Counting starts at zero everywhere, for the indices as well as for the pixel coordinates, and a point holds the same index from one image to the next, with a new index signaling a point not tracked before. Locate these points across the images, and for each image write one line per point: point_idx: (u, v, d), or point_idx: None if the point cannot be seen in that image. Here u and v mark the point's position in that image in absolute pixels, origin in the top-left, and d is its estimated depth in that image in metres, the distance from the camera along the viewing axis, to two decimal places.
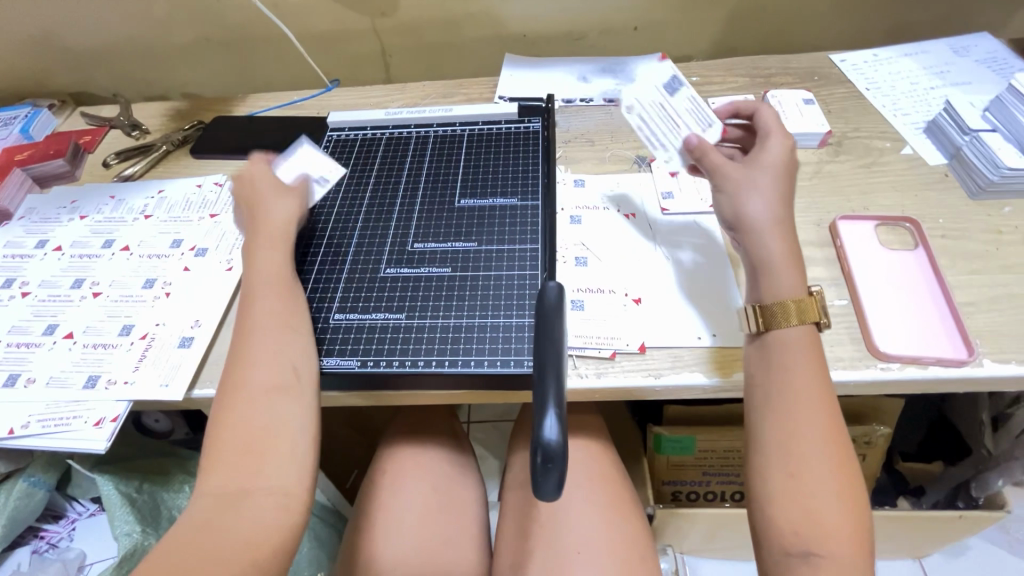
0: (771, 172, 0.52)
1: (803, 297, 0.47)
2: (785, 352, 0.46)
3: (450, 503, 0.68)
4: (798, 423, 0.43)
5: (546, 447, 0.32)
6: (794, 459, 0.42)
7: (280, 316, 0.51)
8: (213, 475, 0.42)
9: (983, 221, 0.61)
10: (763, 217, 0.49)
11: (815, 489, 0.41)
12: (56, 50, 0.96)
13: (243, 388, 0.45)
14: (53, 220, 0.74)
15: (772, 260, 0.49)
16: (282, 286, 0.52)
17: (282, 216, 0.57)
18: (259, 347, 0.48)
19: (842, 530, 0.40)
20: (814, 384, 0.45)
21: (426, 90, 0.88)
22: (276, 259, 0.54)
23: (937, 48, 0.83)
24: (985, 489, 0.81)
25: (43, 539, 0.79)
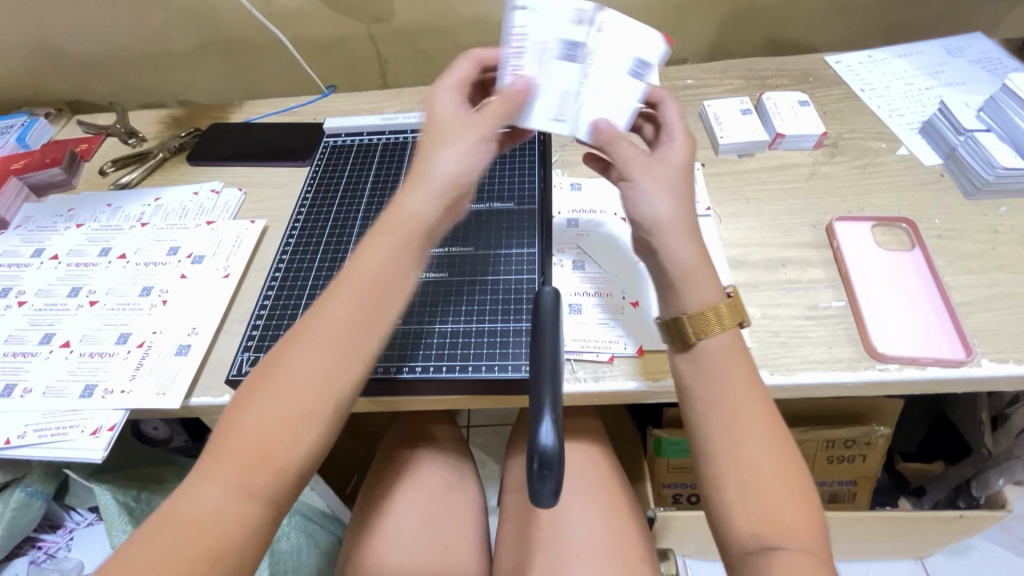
0: (676, 171, 0.48)
1: (723, 302, 0.44)
2: (714, 358, 0.43)
3: (449, 509, 0.67)
4: (735, 420, 0.41)
5: (542, 453, 0.32)
6: (737, 457, 0.40)
7: (352, 339, 0.40)
8: (200, 480, 0.36)
9: (980, 220, 0.61)
10: (665, 214, 0.46)
11: (762, 484, 0.39)
12: (53, 59, 0.96)
13: (277, 398, 0.37)
14: (49, 228, 0.73)
15: (683, 263, 0.45)
16: (373, 299, 0.41)
17: (421, 204, 0.44)
18: (308, 360, 0.39)
19: (798, 521, 0.38)
20: (744, 381, 0.42)
21: (422, 95, 0.88)
22: (388, 255, 0.42)
23: (932, 49, 0.83)
24: (986, 488, 0.81)
25: (41, 549, 0.79)
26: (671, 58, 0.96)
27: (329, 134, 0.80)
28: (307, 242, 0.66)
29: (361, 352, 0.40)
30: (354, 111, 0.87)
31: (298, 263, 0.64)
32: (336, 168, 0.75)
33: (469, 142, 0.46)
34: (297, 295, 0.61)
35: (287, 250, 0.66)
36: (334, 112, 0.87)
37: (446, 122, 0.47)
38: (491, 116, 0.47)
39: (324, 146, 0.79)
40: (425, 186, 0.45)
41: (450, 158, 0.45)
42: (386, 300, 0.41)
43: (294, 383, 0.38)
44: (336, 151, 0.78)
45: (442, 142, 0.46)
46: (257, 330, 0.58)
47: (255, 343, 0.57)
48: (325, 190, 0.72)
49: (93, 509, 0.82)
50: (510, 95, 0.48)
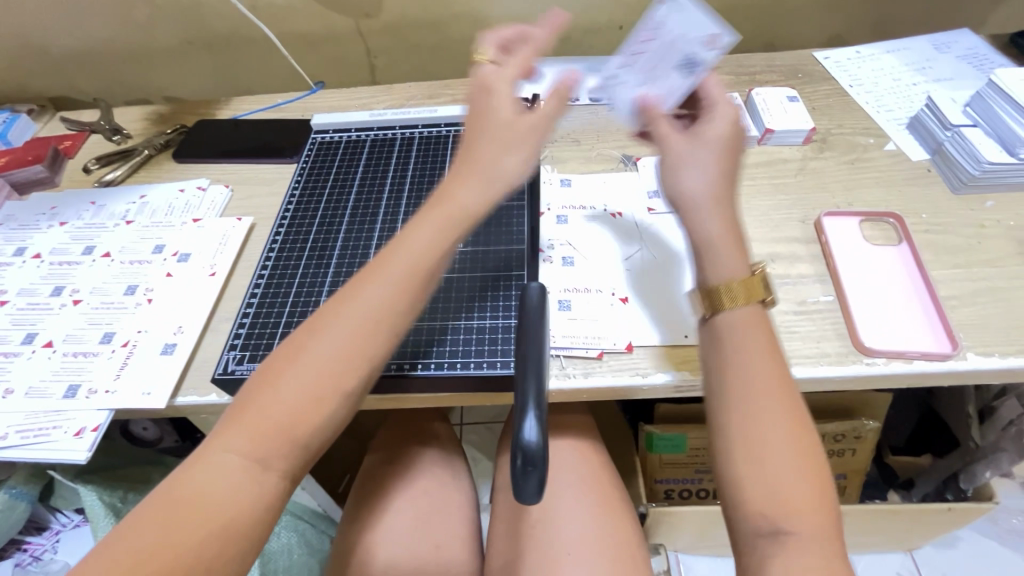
0: (713, 144, 0.49)
1: (746, 275, 0.44)
2: (733, 321, 0.43)
3: (441, 507, 0.67)
4: (751, 397, 0.40)
5: (525, 450, 0.32)
6: (751, 436, 0.39)
7: (387, 312, 0.42)
8: (222, 441, 0.38)
9: (967, 215, 0.61)
10: (699, 189, 0.47)
11: (777, 466, 0.38)
12: (36, 54, 0.95)
13: (313, 368, 0.40)
14: (32, 226, 0.72)
15: (710, 237, 0.46)
16: (413, 284, 0.43)
17: (469, 196, 0.47)
18: (338, 330, 0.41)
19: (811, 506, 0.37)
20: (763, 356, 0.42)
21: (412, 91, 0.87)
22: (434, 237, 0.45)
23: (919, 44, 0.84)
24: (974, 480, 0.82)
25: (26, 551, 0.79)
26: None
27: (317, 130, 0.80)
28: (296, 239, 0.66)
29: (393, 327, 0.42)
30: (343, 107, 0.86)
31: (285, 260, 0.63)
32: (324, 164, 0.74)
33: (520, 146, 0.48)
34: (285, 292, 0.60)
35: (274, 247, 0.65)
36: (322, 109, 0.86)
37: (499, 117, 0.49)
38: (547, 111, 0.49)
39: (311, 142, 0.78)
40: (471, 178, 0.48)
41: (505, 161, 0.48)
42: (424, 279, 0.44)
43: (325, 350, 0.40)
44: (324, 147, 0.77)
45: (498, 141, 0.48)
46: (243, 329, 0.57)
47: (241, 341, 0.56)
48: (313, 187, 0.72)
49: (80, 511, 0.81)
50: (560, 96, 0.50)
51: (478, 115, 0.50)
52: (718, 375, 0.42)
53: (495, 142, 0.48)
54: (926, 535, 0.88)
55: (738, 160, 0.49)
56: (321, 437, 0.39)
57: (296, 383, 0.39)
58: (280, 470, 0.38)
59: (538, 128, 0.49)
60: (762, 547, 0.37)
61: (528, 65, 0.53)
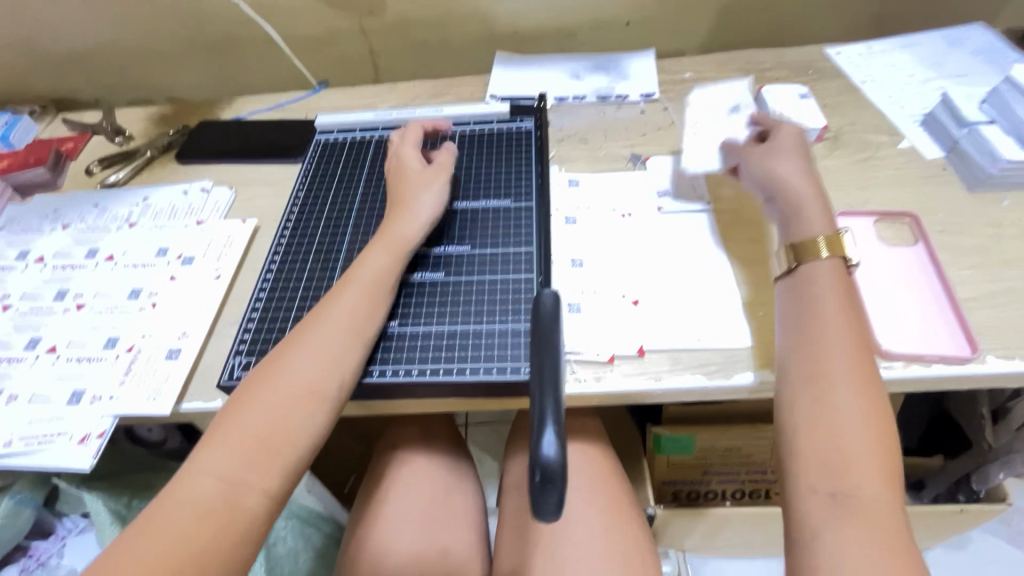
0: (796, 148, 0.58)
1: (832, 236, 0.50)
2: (817, 287, 0.47)
3: (449, 510, 0.66)
4: (829, 361, 0.43)
5: (545, 466, 0.31)
6: (824, 399, 0.42)
7: (358, 321, 0.50)
8: (207, 451, 0.41)
9: (984, 214, 0.60)
10: (795, 176, 0.55)
11: (846, 430, 0.41)
12: (38, 55, 0.94)
13: (286, 373, 0.45)
14: (35, 230, 0.72)
15: (801, 203, 0.53)
16: (374, 290, 0.52)
17: (405, 226, 0.57)
18: (317, 339, 0.47)
19: (876, 476, 0.39)
20: (846, 326, 0.45)
21: (416, 90, 0.86)
22: (386, 256, 0.54)
23: (932, 40, 0.82)
24: (987, 482, 0.80)
25: (31, 557, 0.78)
26: (668, 50, 0.95)
27: (321, 130, 0.79)
28: (300, 243, 0.65)
29: (361, 334, 0.49)
30: (347, 107, 0.85)
31: (290, 264, 0.63)
32: (329, 166, 0.73)
33: (432, 188, 0.61)
34: (290, 296, 0.59)
35: (278, 250, 0.64)
36: (326, 109, 0.85)
37: (411, 172, 0.62)
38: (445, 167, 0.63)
39: (315, 143, 0.77)
40: (404, 214, 0.58)
41: (427, 200, 0.60)
42: (382, 290, 0.52)
43: (305, 360, 0.46)
44: (328, 148, 0.76)
45: (416, 186, 0.61)
46: (248, 334, 0.57)
47: (247, 346, 0.56)
48: (318, 188, 0.71)
49: (85, 515, 0.81)
50: (449, 151, 0.66)
51: (399, 173, 0.63)
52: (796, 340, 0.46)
53: (414, 187, 0.61)
54: (937, 535, 0.86)
55: (810, 155, 0.58)
56: (309, 442, 0.44)
57: (282, 390, 0.44)
58: (262, 486, 0.41)
59: (444, 174, 0.63)
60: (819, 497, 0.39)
61: (420, 135, 0.68)
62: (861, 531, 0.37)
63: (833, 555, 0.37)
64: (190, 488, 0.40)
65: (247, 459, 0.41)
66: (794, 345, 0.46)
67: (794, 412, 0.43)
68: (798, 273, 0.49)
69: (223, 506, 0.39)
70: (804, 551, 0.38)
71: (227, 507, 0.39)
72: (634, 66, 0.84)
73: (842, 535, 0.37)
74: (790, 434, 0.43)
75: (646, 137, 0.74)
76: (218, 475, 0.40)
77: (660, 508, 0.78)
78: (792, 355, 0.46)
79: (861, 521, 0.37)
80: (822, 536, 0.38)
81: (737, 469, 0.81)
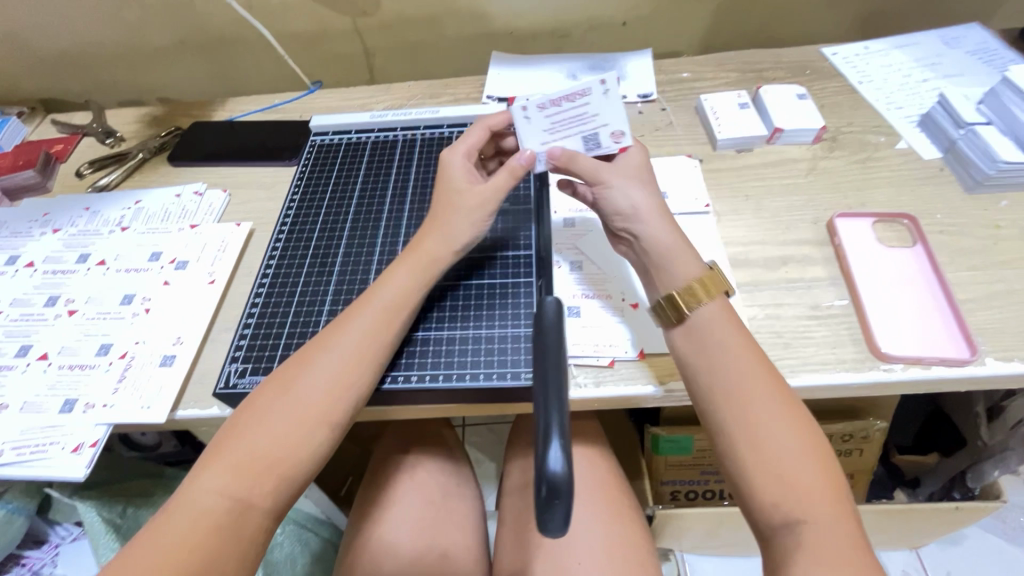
0: (636, 174, 0.55)
1: (705, 275, 0.48)
2: (712, 327, 0.46)
3: (447, 514, 0.66)
4: (746, 392, 0.43)
5: (551, 481, 0.30)
6: (754, 429, 0.41)
7: (371, 346, 0.48)
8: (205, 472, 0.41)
9: (981, 215, 0.60)
10: (649, 218, 0.52)
11: (786, 457, 0.40)
12: (26, 56, 0.92)
13: (291, 399, 0.44)
14: (24, 234, 0.70)
15: (668, 248, 0.50)
16: (390, 315, 0.50)
17: (437, 243, 0.54)
18: (325, 365, 0.46)
19: (824, 497, 0.39)
20: (745, 355, 0.45)
21: (412, 90, 0.86)
22: (406, 277, 0.52)
23: (928, 40, 0.82)
24: (981, 479, 0.79)
25: (25, 566, 0.78)
26: (664, 50, 0.94)
27: (316, 132, 0.78)
28: (297, 247, 0.64)
29: (377, 361, 0.48)
30: (342, 108, 0.84)
31: (286, 269, 0.62)
32: (324, 168, 0.73)
33: (480, 210, 0.54)
34: (286, 302, 0.59)
35: (274, 255, 0.63)
36: (321, 109, 0.84)
37: (452, 186, 0.56)
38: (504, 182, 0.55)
39: (310, 145, 0.76)
40: (438, 234, 0.54)
41: (463, 225, 0.54)
42: (402, 311, 0.51)
43: (313, 383, 0.45)
44: (323, 150, 0.75)
45: (451, 207, 0.55)
46: (245, 341, 0.56)
47: (243, 353, 0.55)
48: (313, 191, 0.70)
49: (79, 524, 0.80)
50: (509, 167, 0.54)
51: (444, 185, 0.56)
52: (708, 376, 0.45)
53: (448, 208, 0.55)
54: (934, 532, 0.87)
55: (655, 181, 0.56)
56: (309, 462, 0.43)
57: (286, 417, 0.43)
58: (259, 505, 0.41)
59: (490, 196, 0.54)
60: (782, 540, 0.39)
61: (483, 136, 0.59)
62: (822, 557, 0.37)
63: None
64: (192, 509, 0.39)
65: (243, 482, 0.41)
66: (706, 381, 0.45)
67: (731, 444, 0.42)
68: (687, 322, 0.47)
69: (228, 523, 0.39)
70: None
71: (231, 526, 0.39)
72: (631, 66, 0.84)
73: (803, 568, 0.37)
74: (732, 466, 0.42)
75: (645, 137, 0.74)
76: (221, 491, 0.40)
77: (659, 508, 0.78)
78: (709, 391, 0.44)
79: (820, 545, 0.37)
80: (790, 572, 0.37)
81: None
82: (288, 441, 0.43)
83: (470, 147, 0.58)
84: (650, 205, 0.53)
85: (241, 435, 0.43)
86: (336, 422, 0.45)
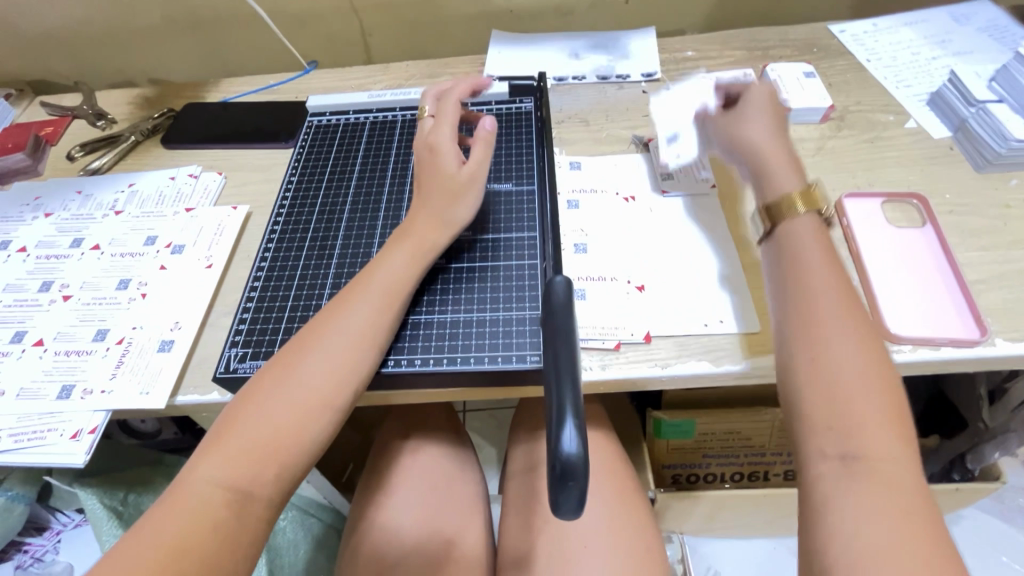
0: (769, 115, 0.56)
1: (803, 189, 0.50)
2: (799, 246, 0.47)
3: (452, 499, 0.66)
4: (823, 319, 0.42)
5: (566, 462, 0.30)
6: (821, 361, 0.40)
7: (373, 329, 0.48)
8: (209, 457, 0.40)
9: (991, 195, 0.60)
10: (761, 138, 0.54)
11: (851, 390, 0.39)
12: (13, 35, 0.90)
13: (296, 379, 0.44)
14: (15, 219, 0.69)
15: (770, 157, 0.53)
16: (393, 299, 0.50)
17: (437, 229, 0.54)
18: (328, 345, 0.46)
19: (884, 436, 0.37)
20: (835, 281, 0.44)
21: (411, 70, 0.84)
22: (407, 262, 0.52)
23: (938, 17, 0.81)
24: (981, 461, 0.80)
25: (26, 553, 0.78)
26: (667, 29, 0.92)
27: (313, 113, 0.76)
28: (295, 229, 0.63)
29: (379, 342, 0.48)
30: (339, 88, 0.83)
31: (285, 252, 0.61)
32: (322, 149, 0.71)
33: (465, 197, 0.55)
34: (285, 286, 0.58)
35: (273, 238, 0.62)
36: (317, 90, 0.82)
37: (440, 171, 0.55)
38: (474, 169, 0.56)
39: (307, 126, 0.74)
40: (430, 218, 0.54)
41: (456, 211, 0.55)
42: (401, 295, 0.50)
43: (317, 364, 0.45)
44: (321, 131, 0.73)
45: (442, 192, 0.55)
46: (244, 325, 0.55)
47: (243, 337, 0.54)
48: (312, 173, 0.68)
49: (80, 511, 0.80)
50: (484, 139, 0.56)
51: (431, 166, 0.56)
52: (791, 301, 0.44)
53: (441, 194, 0.55)
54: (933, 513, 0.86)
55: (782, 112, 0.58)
56: (314, 446, 0.43)
57: (291, 399, 0.43)
58: (263, 492, 0.40)
59: (477, 176, 0.56)
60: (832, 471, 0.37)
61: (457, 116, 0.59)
62: (878, 495, 0.35)
63: (851, 526, 0.35)
64: (189, 496, 0.39)
65: (246, 470, 0.40)
66: (786, 303, 0.44)
67: (795, 376, 0.41)
68: (778, 233, 0.48)
69: (230, 512, 0.39)
70: (819, 523, 0.36)
71: (234, 513, 0.39)
72: (635, 44, 0.82)
73: (853, 501, 0.35)
74: (795, 397, 0.41)
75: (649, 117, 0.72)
76: (223, 479, 0.39)
77: (660, 491, 0.78)
78: (786, 315, 0.44)
79: (876, 485, 0.36)
80: (838, 506, 0.36)
81: (737, 451, 0.81)
82: (304, 421, 0.43)
83: (451, 131, 0.57)
84: (769, 131, 0.55)
85: (248, 415, 0.42)
86: (340, 406, 0.45)
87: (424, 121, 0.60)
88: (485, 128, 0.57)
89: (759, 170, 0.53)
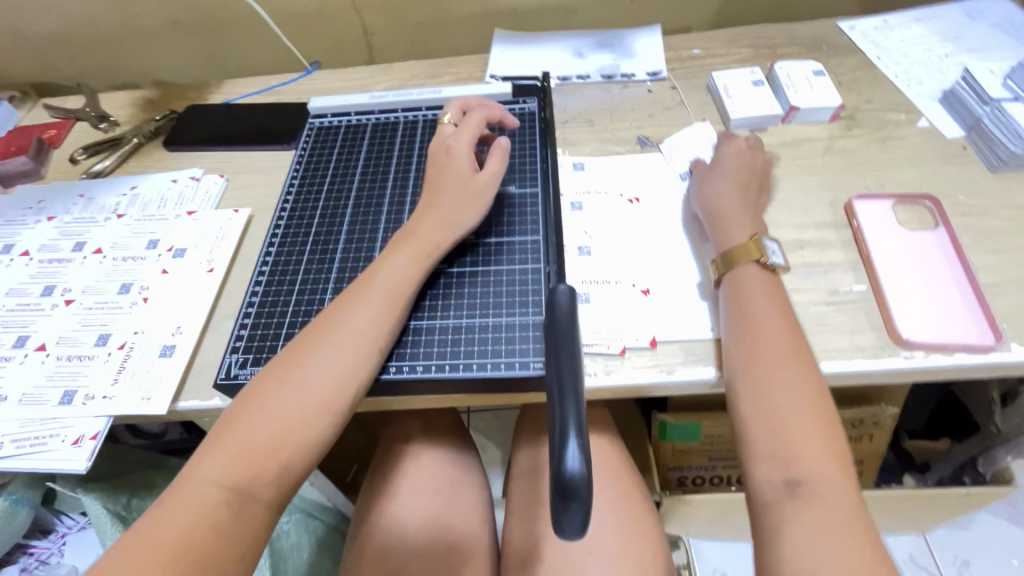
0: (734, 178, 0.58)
1: (751, 240, 0.51)
2: (748, 287, 0.49)
3: (454, 504, 0.65)
4: (768, 357, 0.45)
5: (571, 480, 0.30)
6: (764, 395, 0.43)
7: (377, 330, 0.47)
8: (202, 466, 0.40)
9: (1007, 197, 0.58)
10: (723, 196, 0.56)
11: (792, 427, 0.41)
12: (17, 35, 0.90)
13: (283, 398, 0.43)
14: (19, 222, 0.69)
15: (731, 214, 0.55)
16: (393, 298, 0.49)
17: (442, 232, 0.53)
18: (315, 361, 0.45)
19: (823, 460, 0.40)
20: (779, 327, 0.46)
21: (413, 70, 0.83)
22: (408, 265, 0.51)
23: (950, 12, 0.79)
24: (993, 464, 0.77)
25: (31, 556, 0.79)
26: (673, 26, 0.91)
27: (314, 114, 0.75)
28: (297, 233, 0.62)
29: (381, 339, 0.47)
30: (341, 90, 0.82)
31: (286, 256, 0.60)
32: (324, 151, 0.70)
33: (478, 200, 0.55)
34: (286, 291, 0.57)
35: (274, 241, 0.62)
36: (319, 91, 0.82)
37: (456, 174, 0.56)
38: (484, 180, 0.56)
39: (308, 128, 0.74)
40: (436, 218, 0.54)
41: (467, 213, 0.54)
42: (405, 296, 0.50)
43: (314, 373, 0.44)
44: (322, 133, 0.73)
45: (457, 196, 0.55)
46: (245, 330, 0.54)
47: (244, 343, 0.53)
48: (313, 175, 0.68)
49: (84, 513, 0.81)
50: (500, 152, 0.57)
51: (441, 174, 0.56)
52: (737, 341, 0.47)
53: (455, 195, 0.55)
54: (941, 518, 0.84)
55: (754, 181, 0.58)
56: (314, 457, 0.43)
57: (273, 413, 0.42)
58: (263, 501, 0.40)
59: (493, 184, 0.56)
60: (780, 494, 0.39)
61: (479, 125, 0.60)
62: (822, 518, 0.38)
63: (802, 550, 0.37)
64: (189, 498, 0.38)
65: (248, 467, 0.40)
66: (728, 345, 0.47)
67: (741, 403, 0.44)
68: (727, 278, 0.51)
69: (230, 514, 0.38)
70: (773, 545, 0.38)
71: (235, 515, 0.38)
72: (640, 43, 0.81)
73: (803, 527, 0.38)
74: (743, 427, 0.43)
75: (654, 117, 0.71)
76: (221, 479, 0.39)
77: (664, 494, 0.77)
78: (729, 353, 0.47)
79: (820, 511, 0.38)
80: (785, 531, 0.38)
81: None
82: (295, 437, 0.42)
83: (470, 137, 0.58)
84: (732, 188, 0.57)
85: (239, 421, 0.42)
86: (343, 410, 0.44)
87: (445, 126, 0.61)
88: (501, 144, 0.58)
89: (716, 227, 0.55)
